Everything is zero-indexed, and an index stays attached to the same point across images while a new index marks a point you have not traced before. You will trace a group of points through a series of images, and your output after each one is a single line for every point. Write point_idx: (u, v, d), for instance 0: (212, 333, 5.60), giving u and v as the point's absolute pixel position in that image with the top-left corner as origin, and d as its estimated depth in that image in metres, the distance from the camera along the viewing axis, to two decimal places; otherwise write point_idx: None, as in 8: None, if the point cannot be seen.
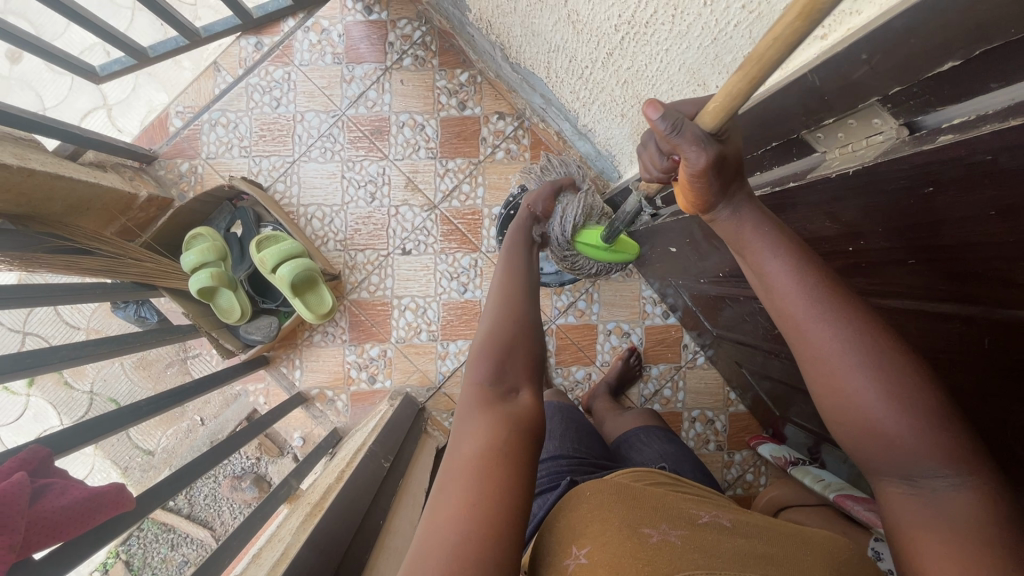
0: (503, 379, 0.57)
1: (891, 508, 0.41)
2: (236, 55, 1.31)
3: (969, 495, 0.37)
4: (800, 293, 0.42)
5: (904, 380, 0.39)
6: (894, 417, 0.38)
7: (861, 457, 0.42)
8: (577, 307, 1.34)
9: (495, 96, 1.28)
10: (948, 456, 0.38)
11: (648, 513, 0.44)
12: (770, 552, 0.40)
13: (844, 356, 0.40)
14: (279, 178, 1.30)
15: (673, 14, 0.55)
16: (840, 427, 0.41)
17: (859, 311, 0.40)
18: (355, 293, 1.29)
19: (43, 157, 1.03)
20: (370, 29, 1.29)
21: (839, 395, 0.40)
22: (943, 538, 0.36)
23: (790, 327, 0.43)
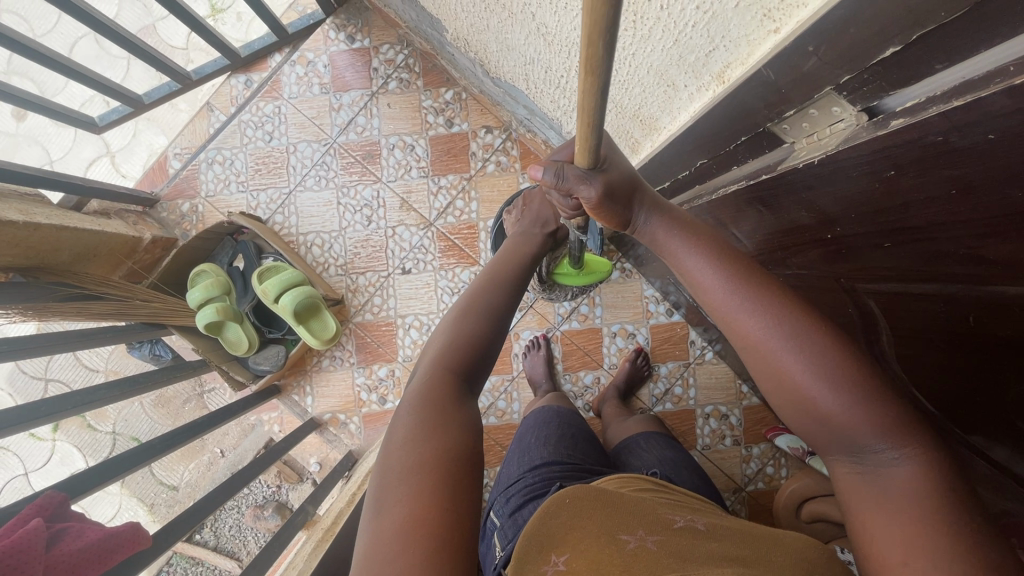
0: (457, 380, 0.60)
1: (845, 482, 0.47)
2: (228, 94, 1.35)
3: (905, 461, 0.43)
4: (733, 295, 0.50)
5: (829, 361, 0.45)
6: (827, 400, 0.45)
7: (811, 436, 0.49)
8: (580, 311, 1.35)
9: (480, 110, 1.30)
10: (883, 430, 0.44)
11: (626, 517, 0.46)
12: (742, 554, 0.42)
13: (775, 349, 0.47)
14: (277, 210, 1.33)
15: (633, 20, 0.55)
16: (784, 408, 0.49)
17: (782, 306, 0.48)
18: (359, 316, 1.31)
19: (48, 210, 1.06)
20: (354, 57, 1.32)
21: (775, 382, 0.48)
22: (887, 507, 0.43)
23: (730, 325, 0.51)
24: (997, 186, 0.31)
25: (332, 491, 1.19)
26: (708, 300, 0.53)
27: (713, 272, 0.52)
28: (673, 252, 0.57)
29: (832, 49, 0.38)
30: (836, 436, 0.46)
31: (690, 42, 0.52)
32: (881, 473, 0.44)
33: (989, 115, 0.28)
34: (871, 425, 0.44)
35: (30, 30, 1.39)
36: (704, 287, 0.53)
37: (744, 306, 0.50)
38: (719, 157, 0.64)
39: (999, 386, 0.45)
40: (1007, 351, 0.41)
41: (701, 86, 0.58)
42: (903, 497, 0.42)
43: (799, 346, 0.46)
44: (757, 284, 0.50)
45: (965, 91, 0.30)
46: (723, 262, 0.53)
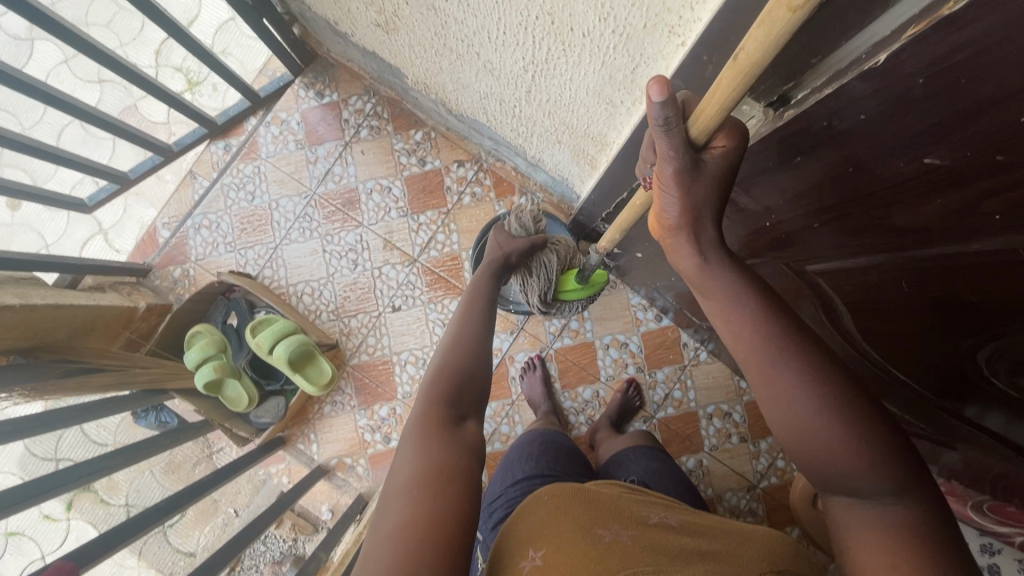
0: (452, 407, 0.62)
1: (840, 522, 0.45)
2: (209, 161, 1.41)
3: (906, 506, 0.41)
4: (753, 325, 0.46)
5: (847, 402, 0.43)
6: (851, 446, 0.42)
7: (810, 473, 0.46)
8: (570, 328, 1.36)
9: (450, 146, 1.35)
10: (890, 476, 0.41)
11: (600, 515, 0.51)
12: (714, 549, 0.48)
13: (784, 382, 0.44)
14: (265, 265, 1.36)
15: (563, 49, 0.60)
16: (790, 444, 0.45)
17: (803, 345, 0.45)
18: (355, 358, 1.33)
19: (44, 291, 1.10)
20: (325, 111, 1.38)
21: (798, 426, 0.44)
22: (879, 549, 0.41)
23: (747, 355, 0.47)
24: (879, 159, 0.35)
25: (345, 536, 1.19)
26: (729, 332, 0.48)
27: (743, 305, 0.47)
28: (706, 283, 0.50)
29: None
30: (848, 483, 0.43)
31: (616, 62, 0.56)
32: (885, 518, 0.42)
33: (855, 99, 0.33)
34: (890, 473, 0.41)
35: (18, 124, 1.46)
36: (722, 314, 0.49)
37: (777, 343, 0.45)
38: None
39: (951, 343, 0.47)
40: (943, 308, 0.43)
41: (635, 101, 0.61)
42: (900, 541, 0.40)
43: (820, 382, 0.43)
44: (780, 321, 0.46)
45: (833, 81, 0.34)
46: (755, 295, 0.48)
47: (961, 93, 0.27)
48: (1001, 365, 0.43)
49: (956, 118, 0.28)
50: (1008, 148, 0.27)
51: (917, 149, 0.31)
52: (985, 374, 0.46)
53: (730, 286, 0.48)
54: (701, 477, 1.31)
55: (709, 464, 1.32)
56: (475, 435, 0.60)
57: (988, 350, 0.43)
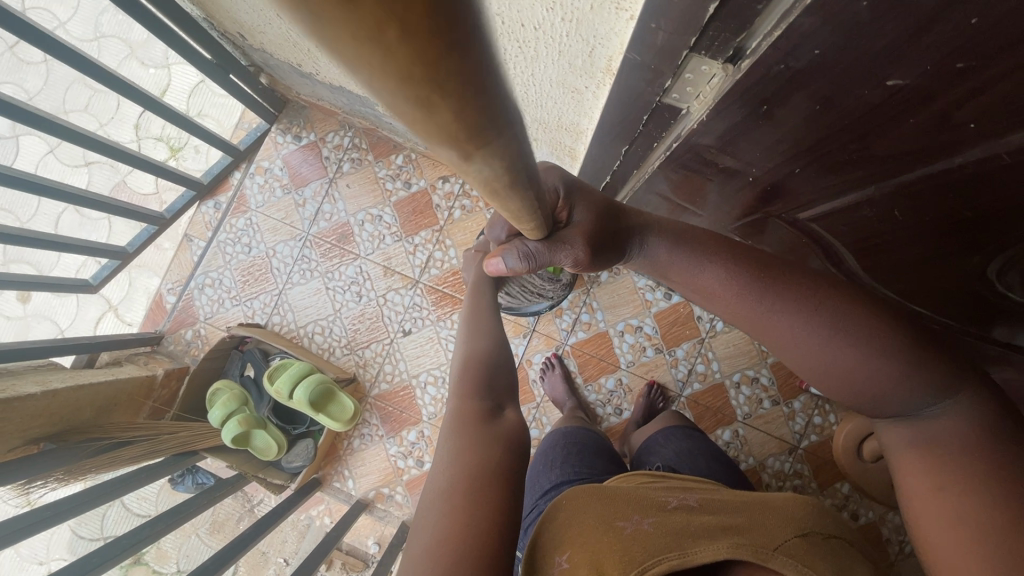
0: (485, 398, 0.63)
1: (893, 439, 0.51)
2: (202, 221, 1.43)
3: (946, 409, 0.47)
4: (745, 297, 0.54)
5: (855, 331, 0.49)
6: (866, 371, 0.49)
7: (851, 403, 0.53)
8: (582, 321, 1.36)
9: (433, 164, 1.37)
10: (916, 387, 0.48)
11: (621, 507, 0.51)
12: (735, 522, 0.48)
13: (793, 333, 0.52)
14: (273, 312, 1.38)
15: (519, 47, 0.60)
16: (818, 383, 0.53)
17: (798, 298, 0.52)
18: (375, 389, 1.33)
19: (62, 375, 1.12)
20: (305, 152, 1.40)
21: (816, 374, 0.52)
22: (926, 458, 0.47)
23: (751, 321, 0.55)
24: (847, 91, 0.34)
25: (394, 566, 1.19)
26: (728, 307, 0.57)
27: (738, 282, 0.55)
28: (682, 272, 0.60)
29: (665, 25, 0.40)
30: (880, 408, 0.51)
31: (571, 49, 0.56)
32: (928, 427, 0.48)
33: (805, 35, 0.32)
34: (916, 386, 0.48)
35: (16, 219, 1.50)
36: (714, 293, 0.57)
37: (773, 308, 0.53)
38: (636, 140, 0.66)
39: (957, 265, 0.46)
40: (944, 231, 0.43)
41: (599, 83, 0.61)
42: (949, 448, 0.46)
43: (825, 321, 0.50)
44: (768, 284, 0.53)
45: (781, 23, 0.34)
46: (735, 268, 0.56)
47: (908, 7, 0.26)
48: (1008, 274, 0.43)
49: (910, 32, 0.28)
50: (966, 55, 0.27)
51: (877, 75, 0.31)
52: (999, 289, 0.45)
53: (710, 269, 0.57)
54: (739, 448, 1.29)
55: (745, 433, 1.30)
56: (514, 421, 0.61)
57: (997, 264, 0.42)
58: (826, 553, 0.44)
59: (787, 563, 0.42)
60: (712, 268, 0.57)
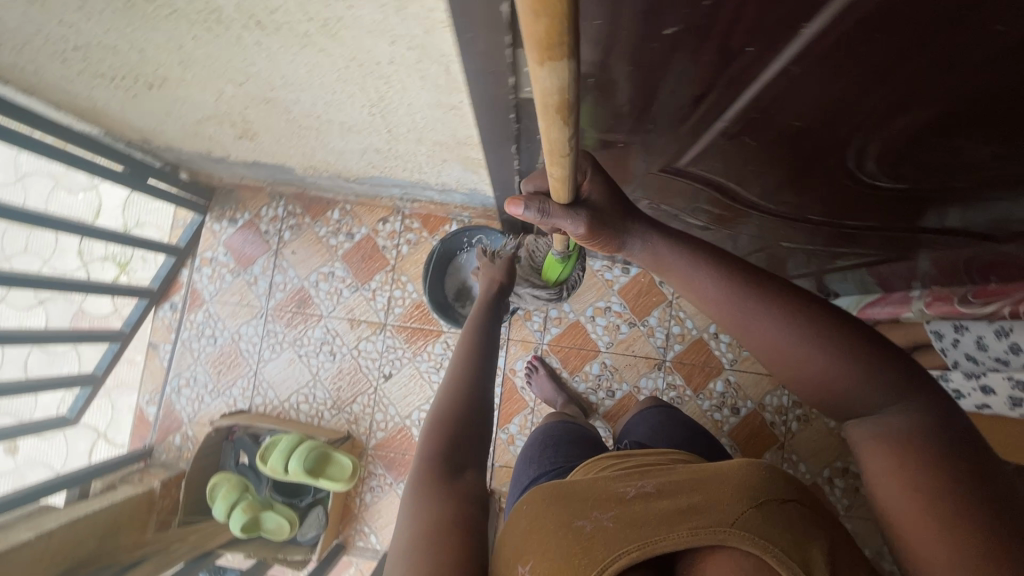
0: (451, 457, 0.58)
1: (860, 451, 0.47)
2: (162, 325, 1.43)
3: (906, 410, 0.45)
4: (724, 287, 0.52)
5: (829, 328, 0.48)
6: (838, 369, 0.47)
7: (822, 404, 0.50)
8: (552, 317, 1.37)
9: (369, 209, 1.39)
10: (883, 387, 0.46)
11: (580, 505, 0.52)
12: (692, 503, 0.49)
13: (771, 326, 0.50)
14: (253, 394, 1.38)
15: (388, 83, 0.65)
16: (793, 381, 0.50)
17: (775, 291, 0.50)
18: (372, 439, 1.34)
19: (58, 514, 1.11)
20: (244, 232, 1.42)
21: (790, 370, 0.50)
22: (895, 468, 0.43)
23: (727, 315, 0.53)
24: (659, 14, 0.37)
25: None
26: (704, 301, 0.54)
27: (712, 278, 0.53)
28: (661, 264, 0.58)
29: (481, 33, 0.43)
30: (847, 409, 0.48)
31: (428, 71, 0.61)
32: (889, 430, 0.45)
33: None
34: (883, 384, 0.46)
35: None
36: (691, 286, 0.55)
37: (751, 299, 0.51)
38: (519, 137, 0.66)
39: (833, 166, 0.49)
40: (796, 138, 0.47)
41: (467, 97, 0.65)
42: (912, 453, 0.43)
43: (801, 314, 0.49)
44: (747, 278, 0.52)
45: None
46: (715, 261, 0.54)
47: None
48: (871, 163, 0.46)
49: None
50: None
51: None
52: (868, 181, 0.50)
53: (690, 264, 0.55)
54: (734, 395, 1.31)
55: (736, 379, 1.32)
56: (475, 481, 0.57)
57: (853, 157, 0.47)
58: (782, 518, 0.46)
59: (745, 537, 0.45)
60: (692, 264, 0.55)
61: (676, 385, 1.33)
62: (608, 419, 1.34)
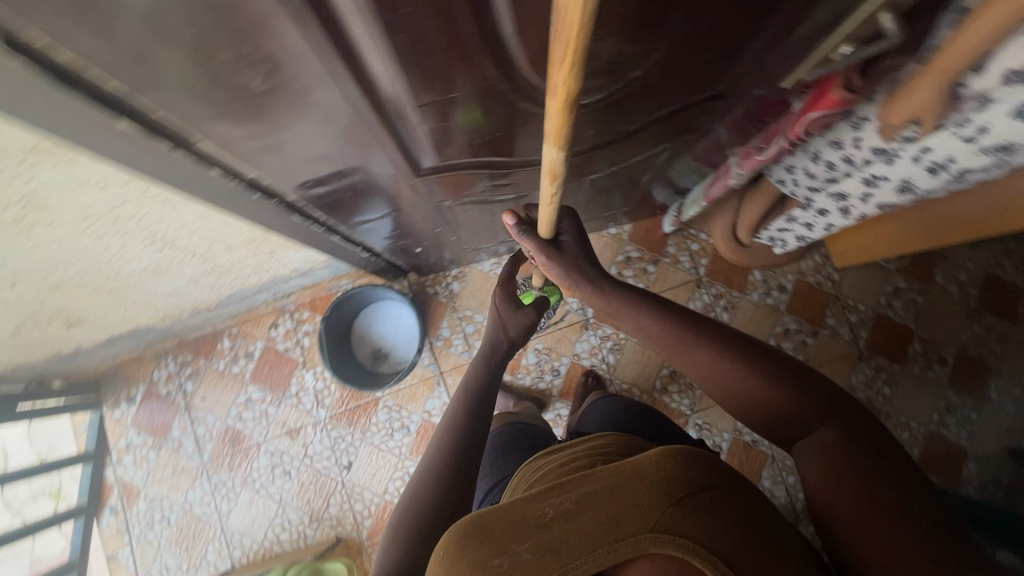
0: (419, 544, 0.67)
1: (803, 461, 0.62)
2: (109, 534, 1.35)
3: (830, 431, 0.60)
4: (677, 335, 0.71)
5: (760, 362, 0.66)
6: (768, 390, 0.65)
7: (763, 422, 0.67)
8: (471, 333, 1.38)
9: (255, 321, 1.37)
10: (807, 407, 0.63)
11: (500, 538, 0.51)
12: (612, 514, 0.50)
13: (715, 360, 0.68)
14: (229, 550, 1.32)
15: (139, 221, 0.65)
16: (737, 402, 0.67)
17: (718, 338, 0.69)
18: (363, 531, 1.30)
19: None
20: (146, 403, 1.37)
21: (732, 393, 0.67)
22: (833, 473, 0.58)
23: (682, 355, 0.71)
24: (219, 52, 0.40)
25: None
26: (660, 342, 0.73)
27: (664, 328, 0.72)
28: (620, 314, 0.77)
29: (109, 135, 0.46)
30: (790, 428, 0.64)
31: (155, 194, 0.61)
32: (821, 444, 0.60)
33: None
34: (809, 404, 0.63)
35: None
36: (653, 335, 0.74)
37: (694, 341, 0.70)
38: (275, 206, 0.69)
39: (518, 91, 0.54)
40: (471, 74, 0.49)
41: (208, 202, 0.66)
42: (845, 465, 0.57)
43: (736, 354, 0.67)
44: (695, 327, 0.70)
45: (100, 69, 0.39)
46: (667, 315, 0.73)
47: None
48: (534, 74, 0.51)
49: None
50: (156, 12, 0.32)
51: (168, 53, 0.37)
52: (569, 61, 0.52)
53: (646, 317, 0.74)
54: None
55: None
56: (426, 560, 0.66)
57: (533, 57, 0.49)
58: (700, 509, 0.50)
59: (665, 544, 0.48)
60: (647, 316, 0.74)
61: (609, 334, 1.37)
62: (565, 396, 1.36)
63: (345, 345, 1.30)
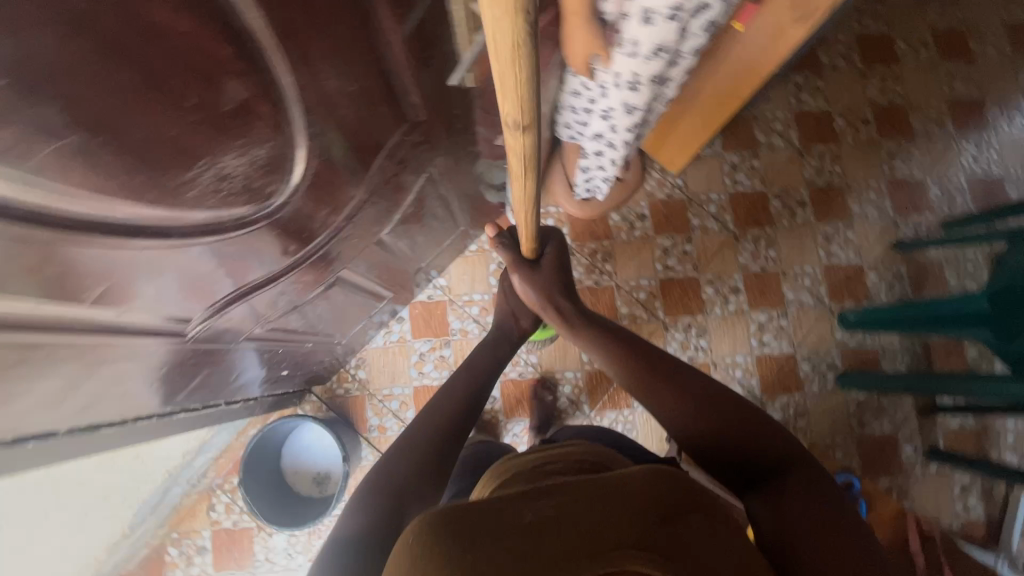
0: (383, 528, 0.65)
1: (761, 502, 0.65)
2: None
3: (795, 477, 0.65)
4: (661, 378, 0.79)
5: (735, 410, 0.73)
6: (737, 436, 0.71)
7: (723, 464, 0.71)
8: (398, 406, 1.37)
9: (189, 516, 1.29)
10: (771, 455, 0.68)
11: (479, 528, 0.51)
12: (597, 524, 0.51)
13: (693, 401, 0.75)
14: None
15: None
16: (704, 445, 0.73)
17: (701, 386, 0.77)
18: None
19: None
20: None
21: (699, 435, 0.73)
22: (798, 511, 0.61)
23: (662, 391, 0.78)
24: None
25: None
26: (639, 384, 0.81)
27: (649, 372, 0.80)
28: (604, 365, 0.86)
29: None
30: (751, 474, 0.68)
31: None
32: (786, 488, 0.64)
33: None
34: (773, 454, 0.69)
35: None
36: (633, 380, 0.81)
37: (676, 386, 0.77)
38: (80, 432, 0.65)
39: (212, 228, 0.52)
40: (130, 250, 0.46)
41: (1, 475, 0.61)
42: (815, 508, 0.60)
43: (714, 401, 0.74)
44: (678, 374, 0.79)
45: None
46: (653, 363, 0.82)
47: None
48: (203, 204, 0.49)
49: None
50: None
51: None
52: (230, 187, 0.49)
53: (629, 364, 0.83)
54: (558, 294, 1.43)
55: None
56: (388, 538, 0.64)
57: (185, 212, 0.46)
58: (679, 537, 0.51)
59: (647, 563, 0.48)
60: (631, 363, 0.83)
61: None
62: (512, 413, 1.38)
63: (282, 485, 1.26)
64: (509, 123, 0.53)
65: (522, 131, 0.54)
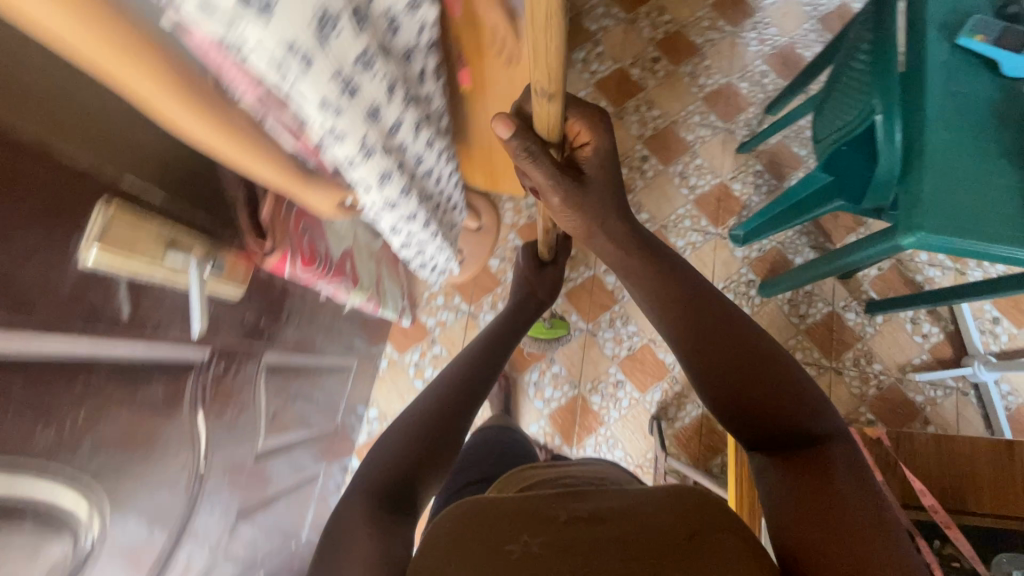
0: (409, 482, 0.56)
1: (766, 481, 0.53)
2: None
3: (839, 450, 0.51)
4: (704, 311, 0.60)
5: (790, 371, 0.56)
6: (791, 395, 0.54)
7: (758, 431, 0.55)
8: None
9: None
10: (816, 422, 0.53)
11: (513, 525, 0.48)
12: (637, 531, 0.47)
13: (748, 343, 0.57)
14: None
15: None
16: (745, 401, 0.55)
17: (755, 334, 0.58)
18: None
19: None
20: None
21: (753, 380, 0.55)
22: (819, 483, 0.49)
23: (710, 325, 0.59)
24: None
25: None
26: (671, 305, 0.62)
27: (691, 304, 0.61)
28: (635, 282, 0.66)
29: None
30: (781, 441, 0.54)
31: None
32: (818, 458, 0.51)
33: None
34: (822, 423, 0.53)
35: None
36: (670, 304, 0.62)
37: (728, 323, 0.59)
38: None
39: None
40: None
41: None
42: (844, 488, 0.48)
43: (773, 352, 0.57)
44: (726, 311, 0.60)
45: None
46: (698, 294, 0.62)
47: None
48: None
49: None
50: None
51: None
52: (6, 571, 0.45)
53: (663, 290, 0.63)
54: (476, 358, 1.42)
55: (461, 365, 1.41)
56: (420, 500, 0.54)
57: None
58: (714, 549, 0.46)
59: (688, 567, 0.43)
60: (667, 289, 0.63)
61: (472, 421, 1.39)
62: None
63: None
64: (535, 91, 0.50)
65: (549, 99, 0.51)
